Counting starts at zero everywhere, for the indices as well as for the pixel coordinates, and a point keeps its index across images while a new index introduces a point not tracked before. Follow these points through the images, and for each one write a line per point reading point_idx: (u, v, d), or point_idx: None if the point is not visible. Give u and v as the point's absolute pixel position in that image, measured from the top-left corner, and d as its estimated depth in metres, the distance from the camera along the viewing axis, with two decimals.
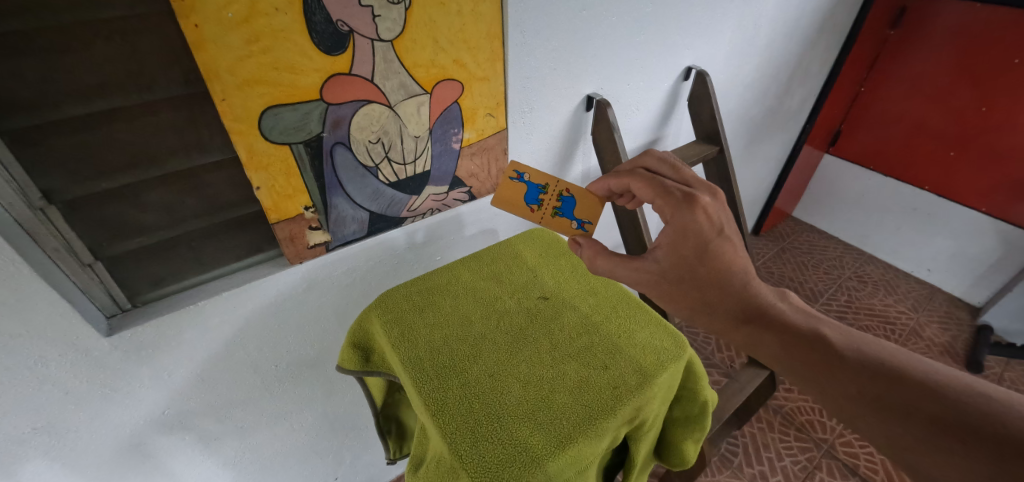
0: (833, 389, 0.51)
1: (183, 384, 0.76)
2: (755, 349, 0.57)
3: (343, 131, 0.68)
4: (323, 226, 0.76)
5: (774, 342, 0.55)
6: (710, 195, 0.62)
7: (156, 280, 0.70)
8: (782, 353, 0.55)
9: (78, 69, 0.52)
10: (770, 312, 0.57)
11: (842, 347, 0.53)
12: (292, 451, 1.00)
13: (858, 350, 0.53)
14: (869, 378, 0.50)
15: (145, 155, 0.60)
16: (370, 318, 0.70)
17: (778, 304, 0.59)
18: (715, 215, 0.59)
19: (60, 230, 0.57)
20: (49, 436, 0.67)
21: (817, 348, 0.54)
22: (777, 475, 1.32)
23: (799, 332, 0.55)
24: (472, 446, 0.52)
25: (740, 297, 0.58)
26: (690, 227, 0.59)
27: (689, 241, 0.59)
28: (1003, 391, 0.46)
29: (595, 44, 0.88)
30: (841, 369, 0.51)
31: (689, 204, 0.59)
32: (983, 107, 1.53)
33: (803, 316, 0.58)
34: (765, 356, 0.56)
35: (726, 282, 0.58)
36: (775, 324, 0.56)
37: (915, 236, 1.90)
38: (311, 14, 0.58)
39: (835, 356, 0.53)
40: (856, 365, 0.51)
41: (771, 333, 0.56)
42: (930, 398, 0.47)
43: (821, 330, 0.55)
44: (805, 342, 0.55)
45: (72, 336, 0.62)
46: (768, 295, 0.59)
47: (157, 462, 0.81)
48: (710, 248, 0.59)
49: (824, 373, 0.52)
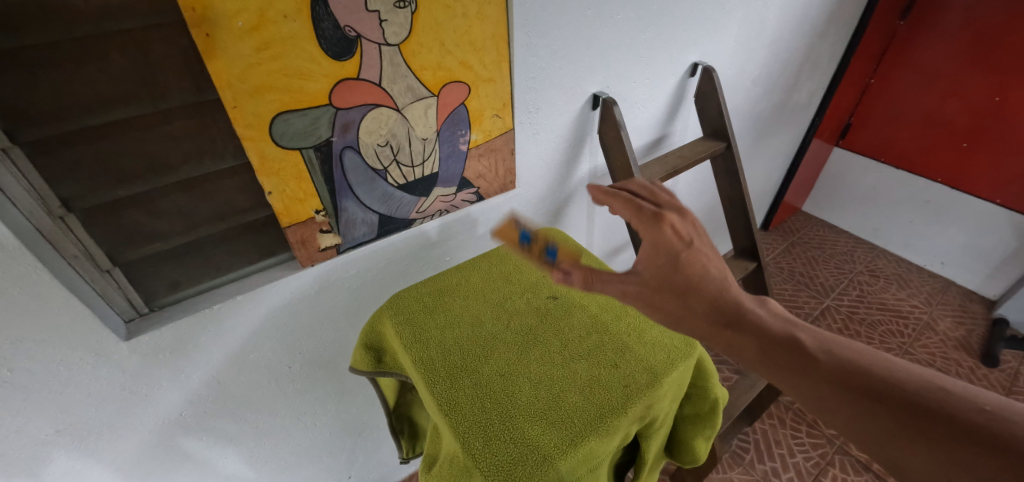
0: (808, 390, 0.49)
1: (199, 386, 0.77)
2: (736, 353, 0.54)
3: (351, 135, 0.69)
4: (334, 229, 0.77)
5: (755, 346, 0.52)
6: (678, 214, 0.65)
7: (172, 284, 0.72)
8: (759, 356, 0.52)
9: (93, 80, 0.53)
10: (746, 316, 0.54)
11: (817, 351, 0.50)
12: (307, 450, 1.02)
13: (831, 352, 0.50)
14: (842, 378, 0.48)
15: (159, 163, 0.61)
16: (382, 319, 0.71)
17: (756, 309, 0.56)
18: (684, 232, 0.62)
19: (78, 237, 0.59)
20: (73, 436, 0.69)
21: (793, 351, 0.51)
22: (789, 471, 1.31)
23: (775, 336, 0.53)
24: (484, 445, 0.53)
25: (717, 301, 0.56)
26: (660, 241, 0.61)
27: (664, 253, 0.60)
28: (965, 388, 0.44)
29: (602, 42, 0.88)
30: (815, 371, 0.49)
31: (658, 223, 0.62)
32: (996, 97, 1.50)
33: (779, 320, 0.55)
34: (746, 360, 0.53)
35: (705, 287, 0.57)
36: (754, 328, 0.53)
37: (927, 230, 1.88)
38: (319, 21, 0.58)
39: (810, 360, 0.50)
40: (829, 366, 0.49)
41: (750, 337, 0.53)
42: (896, 395, 0.45)
43: (795, 334, 0.53)
44: (780, 345, 0.52)
45: (93, 340, 0.63)
46: (744, 300, 0.57)
47: (179, 463, 0.83)
48: (686, 257, 0.59)
49: (799, 376, 0.50)
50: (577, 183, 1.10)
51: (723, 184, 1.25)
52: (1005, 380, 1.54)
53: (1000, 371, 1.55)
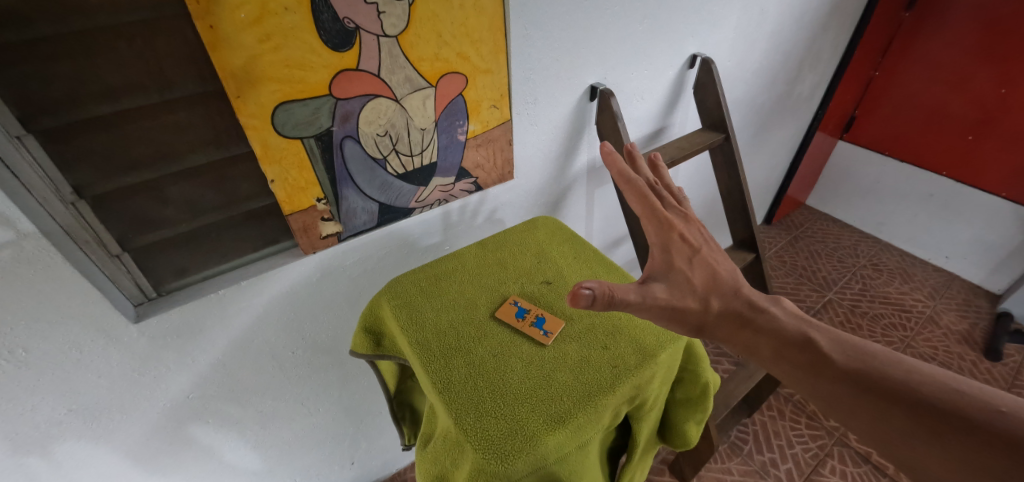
0: (821, 388, 0.51)
1: (206, 369, 0.80)
2: (753, 352, 0.56)
3: (351, 124, 0.71)
4: (334, 218, 0.79)
5: (770, 346, 0.55)
6: (685, 220, 0.64)
7: (179, 270, 0.74)
8: (775, 356, 0.54)
9: (102, 70, 0.55)
10: (762, 317, 0.57)
11: (831, 351, 0.52)
12: (312, 434, 1.05)
13: (847, 353, 0.52)
14: (855, 377, 0.50)
15: (166, 151, 0.63)
16: (381, 303, 0.73)
17: (771, 308, 0.57)
18: (694, 238, 0.62)
19: (90, 223, 0.61)
20: (83, 416, 0.72)
21: (808, 351, 0.53)
22: (788, 462, 1.32)
23: (790, 337, 0.55)
24: (475, 421, 0.55)
25: (734, 302, 0.58)
26: (671, 246, 0.60)
27: (676, 259, 0.60)
28: (977, 385, 0.45)
29: (599, 33, 0.89)
30: (828, 370, 0.51)
31: (670, 225, 0.61)
32: (1003, 89, 1.49)
33: (795, 320, 0.57)
34: (762, 359, 0.56)
35: (722, 286, 0.59)
36: (769, 329, 0.56)
37: (932, 223, 1.87)
38: (319, 13, 0.60)
39: (824, 359, 0.52)
40: (843, 366, 0.51)
41: (765, 338, 0.55)
42: (908, 395, 0.47)
43: (810, 334, 0.54)
44: (795, 346, 0.54)
45: (104, 323, 0.66)
46: (760, 300, 0.58)
47: (187, 444, 0.86)
48: (696, 263, 0.60)
49: (812, 374, 0.52)
50: (575, 174, 1.11)
51: (723, 175, 1.26)
52: (1009, 375, 1.53)
53: (1004, 365, 1.55)
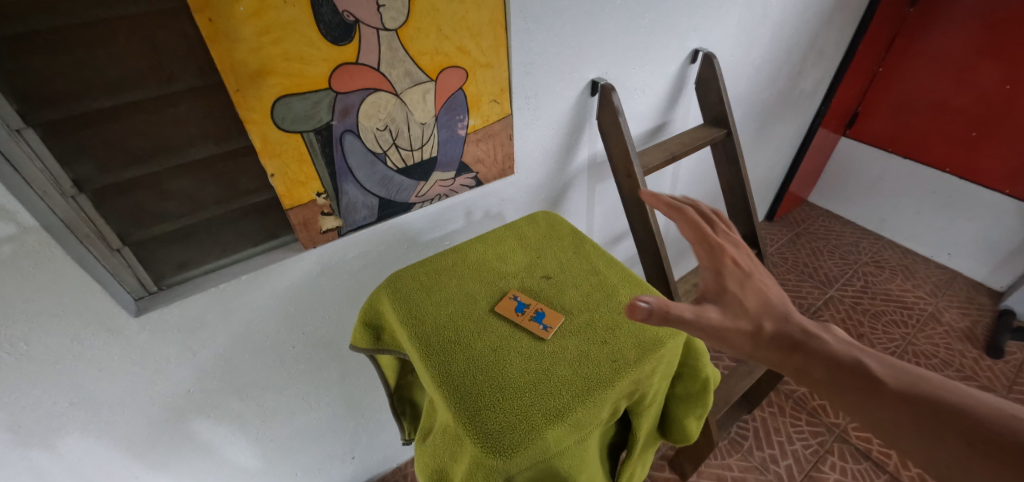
0: (881, 419, 0.47)
1: (206, 363, 0.80)
2: (803, 379, 0.52)
3: (351, 118, 0.71)
4: (334, 212, 0.79)
5: (824, 373, 0.51)
6: (735, 245, 0.62)
7: (179, 264, 0.74)
8: (828, 383, 0.50)
9: (100, 64, 0.55)
10: (812, 341, 0.53)
11: (890, 380, 0.48)
12: (312, 429, 1.05)
13: (908, 382, 0.48)
14: (921, 410, 0.46)
15: (165, 145, 0.63)
16: (381, 298, 0.72)
17: (822, 333, 0.54)
18: (746, 263, 0.59)
19: (91, 217, 0.61)
20: (83, 410, 0.72)
21: (865, 378, 0.49)
22: (788, 458, 1.32)
23: (844, 363, 0.51)
24: (474, 415, 0.55)
25: (783, 325, 0.54)
26: (723, 270, 0.58)
27: (728, 283, 0.57)
28: None
29: (600, 27, 0.88)
30: (889, 399, 0.47)
31: (723, 253, 0.59)
32: (1007, 85, 1.48)
33: (847, 347, 0.53)
34: (813, 386, 0.52)
35: (772, 309, 0.56)
36: (821, 354, 0.52)
37: (934, 220, 1.86)
38: (318, 6, 0.60)
39: (884, 388, 0.48)
40: (906, 396, 0.47)
41: (819, 362, 0.51)
42: (982, 431, 0.43)
43: (865, 361, 0.51)
44: (851, 373, 0.50)
45: (105, 317, 0.66)
46: (809, 324, 0.55)
47: (188, 438, 0.87)
48: (750, 288, 0.57)
49: (871, 404, 0.48)
50: (576, 169, 1.11)
51: (723, 171, 1.25)
52: (1010, 372, 1.53)
53: (1006, 362, 1.54)
